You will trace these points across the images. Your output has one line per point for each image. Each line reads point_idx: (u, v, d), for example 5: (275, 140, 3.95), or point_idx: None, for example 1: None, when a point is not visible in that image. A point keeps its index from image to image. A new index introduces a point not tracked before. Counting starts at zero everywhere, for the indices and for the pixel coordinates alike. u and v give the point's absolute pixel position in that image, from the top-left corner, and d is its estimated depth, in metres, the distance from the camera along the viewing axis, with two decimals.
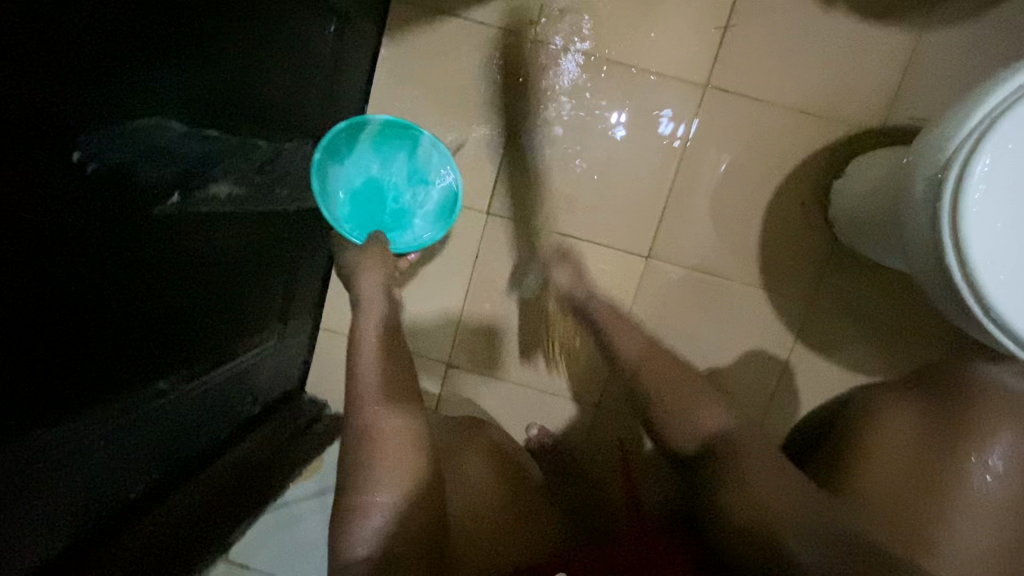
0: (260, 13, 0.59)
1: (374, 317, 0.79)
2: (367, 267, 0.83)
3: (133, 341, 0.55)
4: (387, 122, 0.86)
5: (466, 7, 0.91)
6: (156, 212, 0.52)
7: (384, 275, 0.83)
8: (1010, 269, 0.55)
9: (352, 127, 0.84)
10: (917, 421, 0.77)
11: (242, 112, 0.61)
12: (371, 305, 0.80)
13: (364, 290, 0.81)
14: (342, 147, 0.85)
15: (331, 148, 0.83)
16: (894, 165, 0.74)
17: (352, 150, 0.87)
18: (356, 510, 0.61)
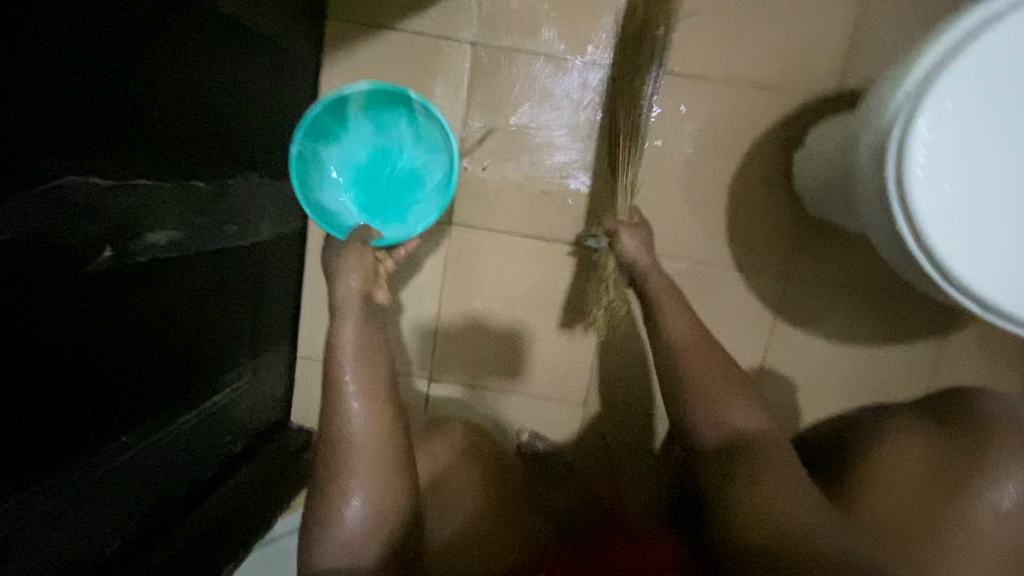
0: (176, 54, 0.58)
1: (352, 326, 0.67)
2: (345, 268, 0.70)
3: (90, 397, 0.55)
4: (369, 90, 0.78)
5: (401, 19, 0.90)
6: (90, 269, 0.52)
7: (363, 279, 0.70)
8: (965, 231, 0.53)
9: (332, 105, 0.78)
10: (919, 439, 0.68)
11: (170, 155, 0.60)
12: (349, 313, 0.68)
13: (338, 297, 0.69)
14: (332, 126, 0.80)
15: (315, 131, 0.78)
16: (847, 131, 0.73)
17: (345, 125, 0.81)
18: (323, 524, 0.59)
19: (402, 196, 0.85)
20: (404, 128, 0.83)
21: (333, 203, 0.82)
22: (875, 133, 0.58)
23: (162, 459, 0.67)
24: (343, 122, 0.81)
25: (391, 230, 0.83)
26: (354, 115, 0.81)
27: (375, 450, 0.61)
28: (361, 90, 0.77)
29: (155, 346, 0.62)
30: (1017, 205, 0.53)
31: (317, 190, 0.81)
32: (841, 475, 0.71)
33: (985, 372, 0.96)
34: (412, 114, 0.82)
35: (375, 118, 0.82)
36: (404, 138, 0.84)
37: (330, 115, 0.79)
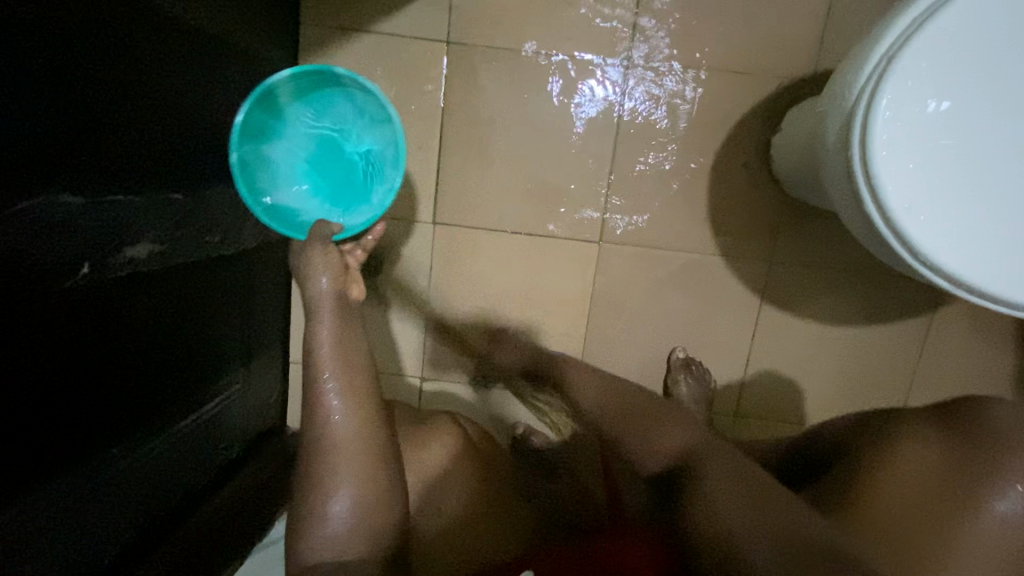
0: (144, 69, 0.59)
1: (329, 327, 0.68)
2: (312, 267, 0.69)
3: (81, 410, 0.56)
4: (293, 74, 0.75)
5: (373, 21, 0.90)
6: (70, 286, 0.53)
7: (333, 278, 0.69)
8: (931, 209, 0.54)
9: (262, 100, 0.75)
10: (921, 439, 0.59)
11: (144, 170, 0.61)
12: (324, 313, 0.68)
13: (311, 298, 0.69)
14: (269, 122, 0.78)
15: (252, 131, 0.75)
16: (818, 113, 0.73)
17: (281, 118, 0.79)
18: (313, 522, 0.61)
19: (361, 178, 0.82)
20: (344, 106, 0.81)
21: (288, 201, 0.80)
22: (839, 117, 0.58)
23: (158, 467, 0.69)
24: (280, 115, 0.78)
25: (357, 216, 0.81)
26: (289, 105, 0.78)
27: (358, 452, 0.63)
28: (285, 77, 0.74)
29: (144, 357, 0.64)
30: (986, 181, 0.54)
31: (271, 191, 0.79)
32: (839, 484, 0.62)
33: (975, 345, 0.96)
34: (347, 90, 0.79)
35: (312, 104, 0.80)
36: (347, 117, 0.81)
37: (263, 111, 0.76)
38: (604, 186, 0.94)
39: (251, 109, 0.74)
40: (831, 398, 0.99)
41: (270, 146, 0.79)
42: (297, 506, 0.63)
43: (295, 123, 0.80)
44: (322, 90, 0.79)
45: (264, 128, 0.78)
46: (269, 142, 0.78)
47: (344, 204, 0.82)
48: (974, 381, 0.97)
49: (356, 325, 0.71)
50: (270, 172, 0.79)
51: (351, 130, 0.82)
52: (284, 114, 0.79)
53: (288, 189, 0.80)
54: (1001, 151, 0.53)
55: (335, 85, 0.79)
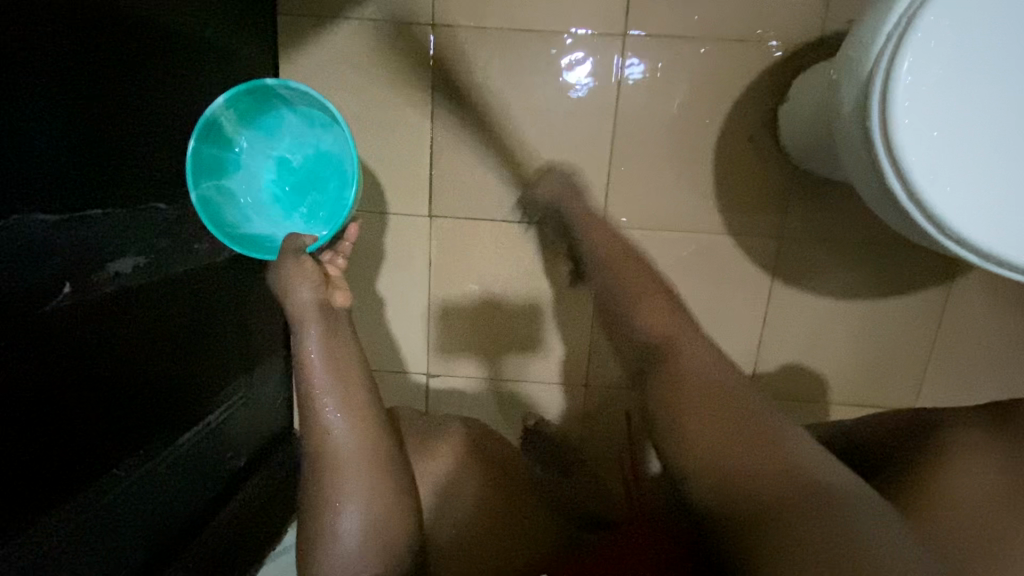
0: (114, 76, 0.56)
1: (315, 336, 0.65)
2: (293, 278, 0.67)
3: (75, 436, 0.54)
4: (230, 100, 0.71)
5: (354, 8, 0.86)
6: (52, 309, 0.51)
7: (315, 287, 0.67)
8: (957, 178, 0.50)
9: (207, 135, 0.71)
10: (987, 436, 0.58)
11: (119, 180, 0.58)
12: (308, 324, 0.65)
13: (293, 310, 0.66)
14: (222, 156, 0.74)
15: (208, 169, 0.71)
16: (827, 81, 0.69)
17: (230, 149, 0.75)
18: (326, 534, 0.60)
19: (327, 187, 0.81)
20: (291, 119, 0.78)
21: (262, 229, 0.78)
22: (854, 86, 0.55)
23: (165, 482, 0.68)
24: (230, 145, 0.75)
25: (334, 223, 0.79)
26: (234, 132, 0.74)
27: (364, 460, 0.62)
28: (222, 105, 0.70)
29: (140, 374, 0.62)
30: (1017, 147, 0.50)
31: (243, 222, 0.76)
32: (891, 471, 0.61)
33: (997, 314, 0.93)
34: (288, 102, 0.76)
35: (258, 124, 0.77)
36: (297, 129, 0.79)
37: (212, 146, 0.72)
38: (605, 168, 0.90)
39: (201, 147, 0.70)
40: (848, 375, 0.96)
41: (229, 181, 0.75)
42: (307, 519, 0.61)
43: (247, 149, 0.77)
44: (264, 108, 0.76)
45: (218, 163, 0.74)
46: (228, 176, 0.75)
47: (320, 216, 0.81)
48: (996, 350, 0.94)
49: (346, 332, 0.68)
50: (237, 205, 0.76)
51: (304, 140, 0.80)
52: (233, 143, 0.75)
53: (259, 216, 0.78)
54: None
55: (274, 100, 0.76)
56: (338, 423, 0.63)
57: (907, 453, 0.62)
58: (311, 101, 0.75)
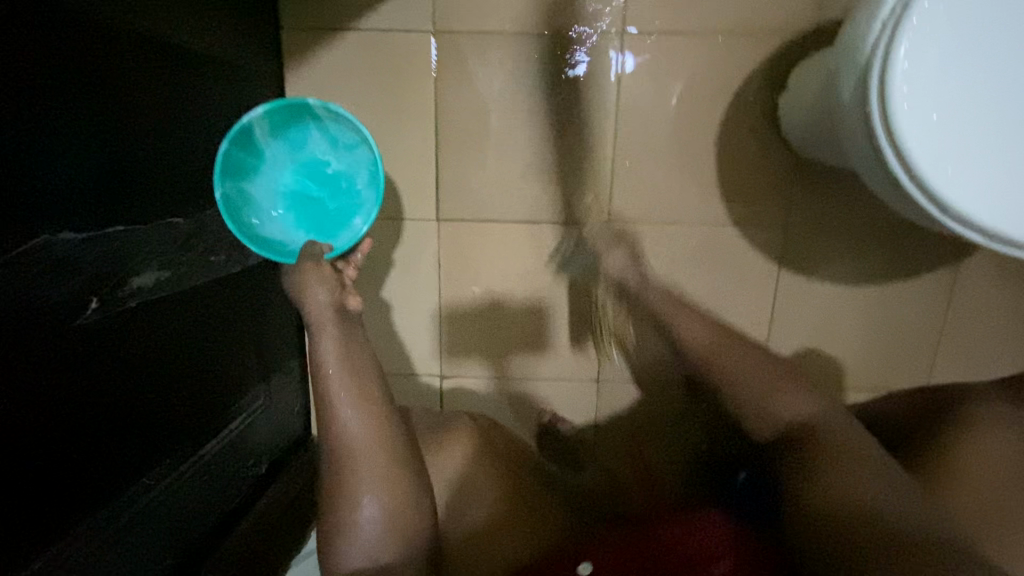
0: (128, 94, 0.58)
1: (331, 338, 0.67)
2: (310, 282, 0.69)
3: (105, 446, 0.56)
4: (268, 110, 0.76)
5: (355, 18, 0.88)
6: (79, 323, 0.52)
7: (332, 293, 0.68)
8: (958, 160, 0.51)
9: (239, 139, 0.76)
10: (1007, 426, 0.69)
11: (138, 197, 0.60)
12: (325, 326, 0.67)
13: (310, 314, 0.68)
14: (247, 161, 0.78)
15: (232, 170, 0.75)
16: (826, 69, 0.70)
17: (258, 156, 0.79)
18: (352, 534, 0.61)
19: (342, 205, 0.83)
20: (318, 137, 0.82)
21: (272, 236, 0.80)
22: (853, 72, 0.56)
23: (192, 490, 0.70)
24: (257, 152, 0.79)
25: (342, 240, 0.82)
26: (263, 141, 0.79)
27: (384, 461, 0.63)
28: (261, 114, 0.75)
29: (165, 384, 0.64)
30: (1016, 126, 0.51)
31: (255, 225, 0.78)
32: (915, 444, 0.71)
33: (1006, 294, 0.93)
34: (319, 122, 0.81)
35: (286, 138, 0.81)
36: (321, 147, 0.83)
37: (240, 150, 0.76)
38: (609, 165, 0.91)
39: (230, 148, 0.74)
40: (860, 360, 0.97)
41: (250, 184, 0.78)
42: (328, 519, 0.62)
43: (271, 159, 0.80)
44: (295, 123, 0.80)
45: (243, 166, 0.77)
46: (248, 180, 0.78)
47: (329, 231, 0.83)
48: (1006, 332, 0.95)
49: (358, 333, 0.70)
50: (252, 209, 0.78)
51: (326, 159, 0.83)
52: (259, 150, 0.79)
53: (270, 223, 0.80)
54: None
55: (307, 118, 0.81)
56: (358, 425, 0.64)
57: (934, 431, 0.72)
58: (343, 123, 0.81)
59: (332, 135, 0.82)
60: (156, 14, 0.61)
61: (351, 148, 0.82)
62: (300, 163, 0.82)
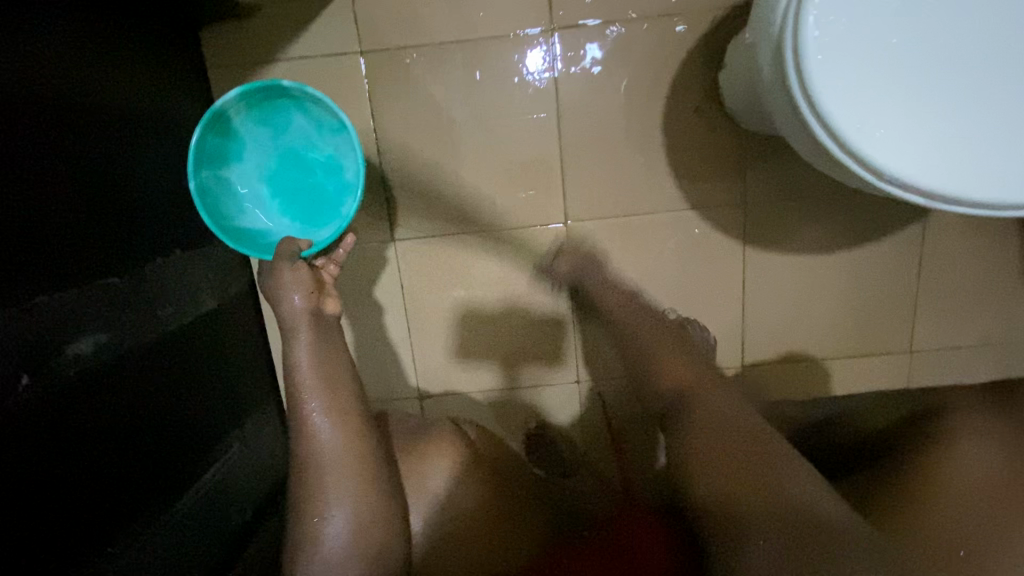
0: (37, 154, 0.55)
1: (305, 340, 0.67)
2: (285, 284, 0.69)
3: (58, 521, 0.54)
4: (241, 93, 0.74)
5: (283, 48, 0.86)
6: (10, 402, 0.51)
7: (308, 293, 0.69)
8: (886, 121, 0.52)
9: (214, 124, 0.75)
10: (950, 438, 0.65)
11: (69, 260, 0.58)
12: (301, 334, 0.68)
13: (286, 317, 0.68)
14: (226, 145, 0.77)
15: (208, 157, 0.75)
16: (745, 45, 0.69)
17: (238, 139, 0.78)
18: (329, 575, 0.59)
19: (326, 192, 0.81)
20: (300, 120, 0.79)
21: (255, 222, 0.79)
22: (769, 44, 0.55)
23: (166, 553, 0.67)
24: (236, 136, 0.78)
25: (326, 230, 0.80)
26: (241, 123, 0.77)
27: (356, 495, 0.62)
28: (233, 98, 0.73)
29: (121, 449, 0.62)
30: (937, 85, 0.51)
31: (237, 213, 0.78)
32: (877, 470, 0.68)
33: (977, 245, 0.92)
34: (299, 103, 0.77)
35: (267, 120, 0.78)
36: (303, 128, 0.79)
37: (216, 134, 0.75)
38: (558, 162, 0.90)
39: (204, 135, 0.73)
40: (840, 326, 0.95)
41: (229, 169, 0.78)
42: (297, 568, 0.59)
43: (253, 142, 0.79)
44: (273, 103, 0.77)
45: (221, 150, 0.77)
46: (228, 166, 0.78)
47: (312, 220, 0.81)
48: (983, 284, 0.93)
49: (337, 341, 0.70)
50: (233, 197, 0.78)
51: (309, 141, 0.80)
52: (238, 134, 0.77)
53: (253, 210, 0.79)
54: (948, 50, 0.51)
55: (287, 100, 0.78)
56: (327, 459, 0.63)
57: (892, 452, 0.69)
58: (322, 105, 0.76)
59: (314, 116, 0.78)
60: (53, 67, 0.59)
61: (334, 129, 0.79)
62: (281, 145, 0.79)
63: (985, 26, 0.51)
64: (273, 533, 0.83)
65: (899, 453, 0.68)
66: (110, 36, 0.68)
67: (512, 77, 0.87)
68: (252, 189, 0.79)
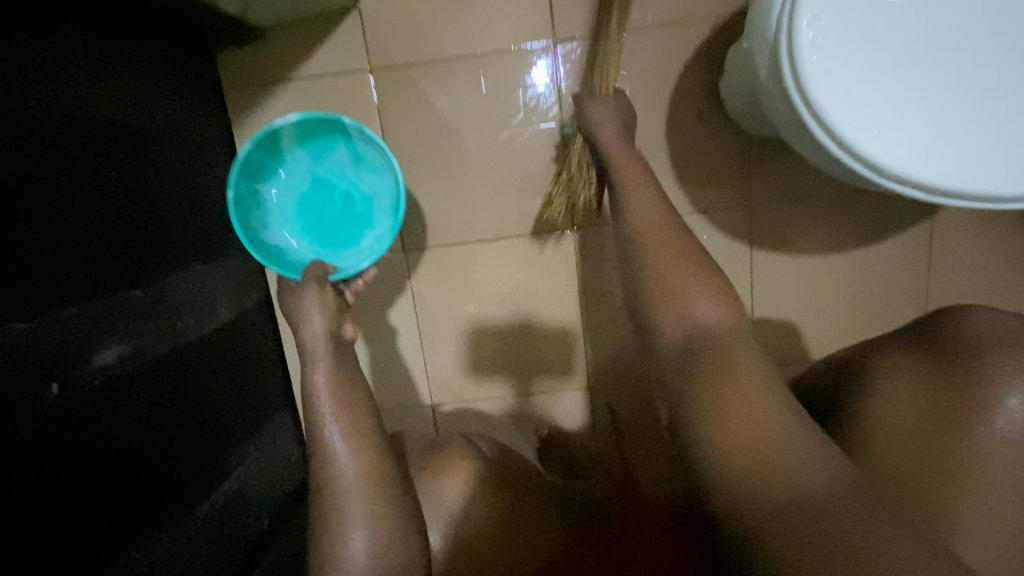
0: (64, 173, 0.58)
1: (327, 363, 0.69)
2: (307, 307, 0.71)
3: (85, 526, 0.56)
4: (299, 120, 0.77)
5: (296, 69, 0.90)
6: (41, 408, 0.53)
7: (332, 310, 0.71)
8: (882, 120, 0.53)
9: (263, 141, 0.77)
10: (920, 370, 0.57)
11: (94, 272, 0.61)
12: (320, 352, 0.69)
13: (306, 341, 0.70)
14: (267, 161, 0.80)
15: (249, 170, 0.78)
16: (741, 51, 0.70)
17: (280, 158, 0.80)
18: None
19: (353, 221, 0.83)
20: (343, 153, 0.82)
21: (277, 239, 0.81)
22: (765, 48, 0.57)
23: (187, 560, 0.68)
24: (278, 155, 0.80)
25: (344, 258, 0.83)
26: (288, 145, 0.80)
27: (372, 498, 0.62)
28: (290, 123, 0.77)
29: (144, 456, 0.64)
30: (935, 82, 0.52)
31: (262, 227, 0.80)
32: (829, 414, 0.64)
33: (987, 241, 0.91)
34: (350, 139, 0.81)
35: (312, 147, 0.81)
36: (345, 161, 0.83)
37: (262, 150, 0.78)
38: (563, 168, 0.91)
39: (252, 149, 0.76)
40: (850, 326, 0.95)
41: (264, 185, 0.80)
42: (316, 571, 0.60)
43: (292, 163, 0.82)
44: (325, 134, 0.81)
45: (261, 165, 0.79)
46: (263, 181, 0.80)
47: (332, 246, 0.83)
48: (993, 279, 0.93)
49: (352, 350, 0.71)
50: (262, 210, 0.80)
51: (347, 174, 0.83)
52: (281, 153, 0.80)
53: (277, 228, 0.81)
54: (942, 49, 0.52)
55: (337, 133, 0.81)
56: (343, 465, 0.64)
57: (842, 386, 0.64)
58: (373, 146, 0.80)
59: (360, 153, 0.82)
60: (79, 91, 0.62)
61: (376, 168, 0.82)
62: (318, 172, 0.82)
63: (980, 25, 0.52)
64: (291, 538, 0.83)
65: (844, 390, 0.63)
66: (134, 62, 0.71)
67: (518, 88, 0.89)
68: (281, 208, 0.81)
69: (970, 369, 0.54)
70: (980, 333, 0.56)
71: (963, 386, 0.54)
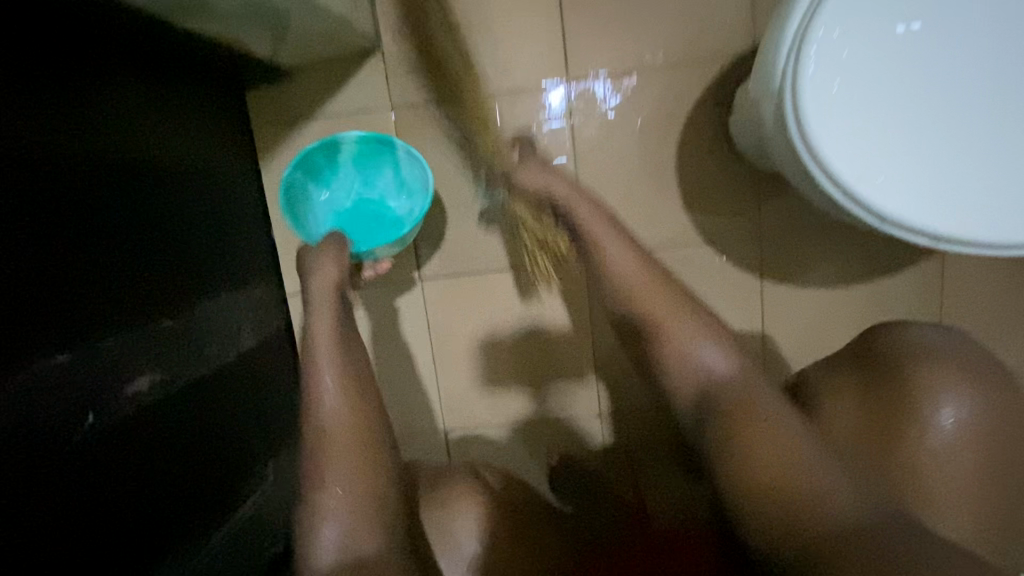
0: (106, 214, 0.62)
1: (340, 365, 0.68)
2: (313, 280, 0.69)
3: (115, 550, 0.58)
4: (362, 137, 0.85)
5: (321, 108, 0.94)
6: (78, 438, 0.56)
7: None
8: (887, 170, 0.55)
9: (327, 149, 0.85)
10: (857, 388, 0.63)
11: (130, 305, 0.64)
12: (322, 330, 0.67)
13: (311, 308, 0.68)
14: (323, 168, 0.86)
15: (307, 167, 0.84)
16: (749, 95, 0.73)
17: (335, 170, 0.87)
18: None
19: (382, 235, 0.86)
20: (389, 177, 0.88)
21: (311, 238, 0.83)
22: (771, 101, 0.59)
23: None
24: (334, 167, 0.87)
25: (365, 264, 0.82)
26: (345, 161, 0.87)
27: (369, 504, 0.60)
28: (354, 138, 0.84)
29: (170, 480, 0.67)
30: (942, 130, 0.54)
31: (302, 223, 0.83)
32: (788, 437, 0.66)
33: (998, 275, 0.92)
34: (397, 166, 0.87)
35: (364, 166, 0.88)
36: (388, 186, 0.88)
37: (324, 155, 0.85)
38: None
39: (315, 150, 0.83)
40: None
41: (315, 189, 0.86)
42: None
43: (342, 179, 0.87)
44: (377, 158, 0.87)
45: (318, 170, 0.85)
46: (315, 186, 0.86)
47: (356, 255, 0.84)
48: (1006, 313, 0.93)
49: None
50: (307, 208, 0.84)
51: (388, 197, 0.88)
52: (337, 165, 0.86)
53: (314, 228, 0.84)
54: (946, 104, 0.54)
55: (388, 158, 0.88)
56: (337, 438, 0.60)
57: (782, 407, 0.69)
58: (417, 171, 0.86)
59: (404, 179, 0.87)
60: (122, 135, 0.66)
61: (414, 192, 0.87)
62: (363, 192, 0.87)
63: (986, 80, 0.53)
64: None
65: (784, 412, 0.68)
66: (171, 105, 0.76)
67: (532, 124, 0.92)
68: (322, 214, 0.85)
69: (916, 375, 0.59)
70: (909, 346, 0.62)
71: (900, 389, 0.59)
